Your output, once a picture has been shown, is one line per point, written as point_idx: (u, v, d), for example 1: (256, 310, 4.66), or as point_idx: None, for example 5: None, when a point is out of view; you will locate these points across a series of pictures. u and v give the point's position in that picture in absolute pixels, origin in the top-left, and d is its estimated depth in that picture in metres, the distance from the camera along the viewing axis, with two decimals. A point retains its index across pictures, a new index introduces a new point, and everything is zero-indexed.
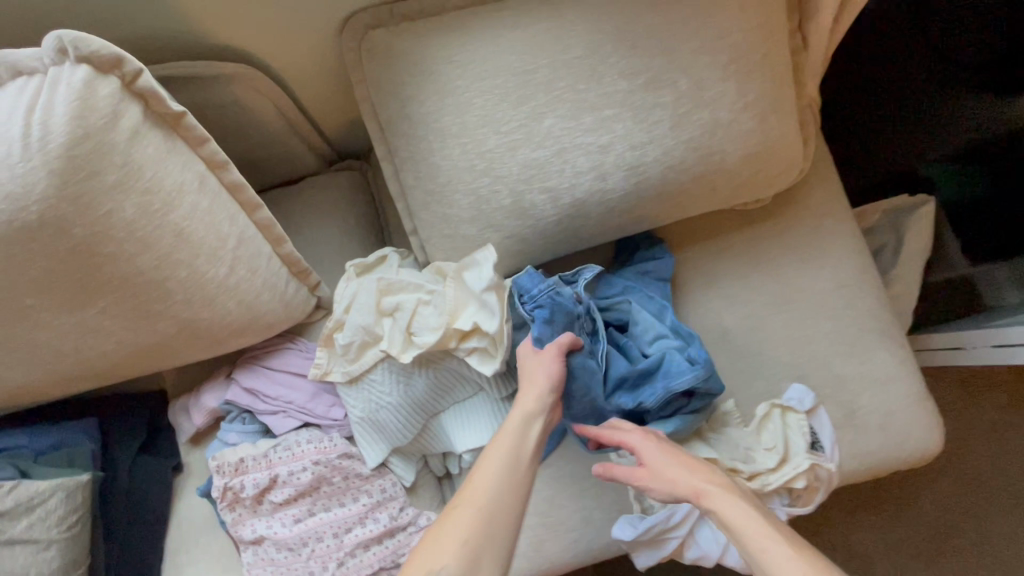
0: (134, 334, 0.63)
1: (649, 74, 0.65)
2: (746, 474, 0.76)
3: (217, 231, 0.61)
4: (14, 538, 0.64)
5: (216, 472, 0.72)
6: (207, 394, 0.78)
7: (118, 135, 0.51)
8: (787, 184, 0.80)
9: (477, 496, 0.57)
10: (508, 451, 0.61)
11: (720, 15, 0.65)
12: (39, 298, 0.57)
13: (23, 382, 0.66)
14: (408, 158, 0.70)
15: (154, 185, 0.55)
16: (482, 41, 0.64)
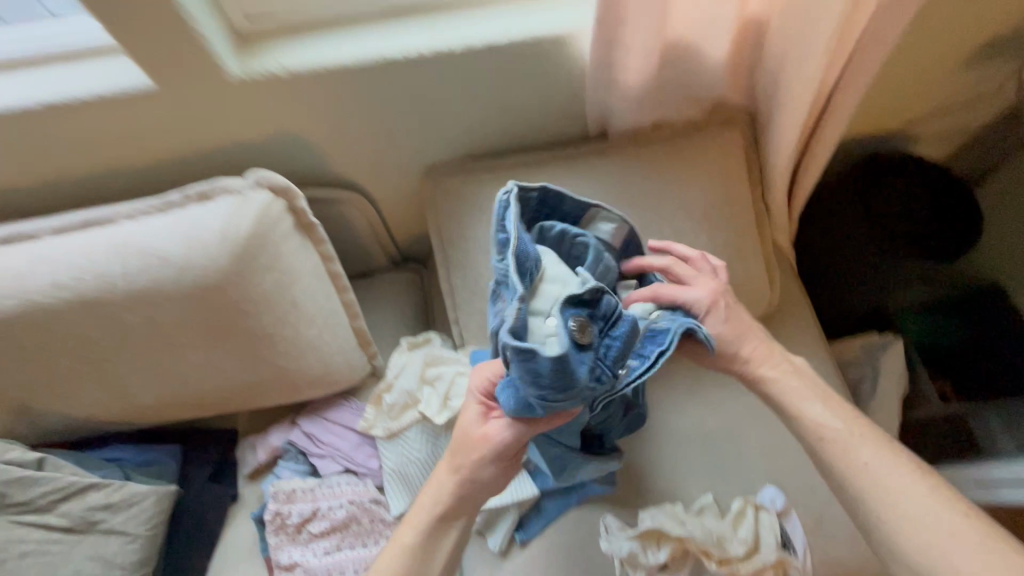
0: (240, 374, 0.85)
1: (640, 222, 0.89)
2: (717, 561, 0.84)
3: (317, 304, 0.84)
4: (110, 528, 0.79)
5: (272, 497, 0.87)
6: (273, 434, 0.95)
7: (275, 235, 0.77)
8: (756, 313, 1.00)
9: (409, 529, 0.69)
10: (430, 517, 0.69)
11: (694, 186, 0.91)
12: (189, 338, 0.79)
13: (149, 403, 0.87)
14: (459, 265, 0.94)
15: (287, 269, 0.80)
16: None
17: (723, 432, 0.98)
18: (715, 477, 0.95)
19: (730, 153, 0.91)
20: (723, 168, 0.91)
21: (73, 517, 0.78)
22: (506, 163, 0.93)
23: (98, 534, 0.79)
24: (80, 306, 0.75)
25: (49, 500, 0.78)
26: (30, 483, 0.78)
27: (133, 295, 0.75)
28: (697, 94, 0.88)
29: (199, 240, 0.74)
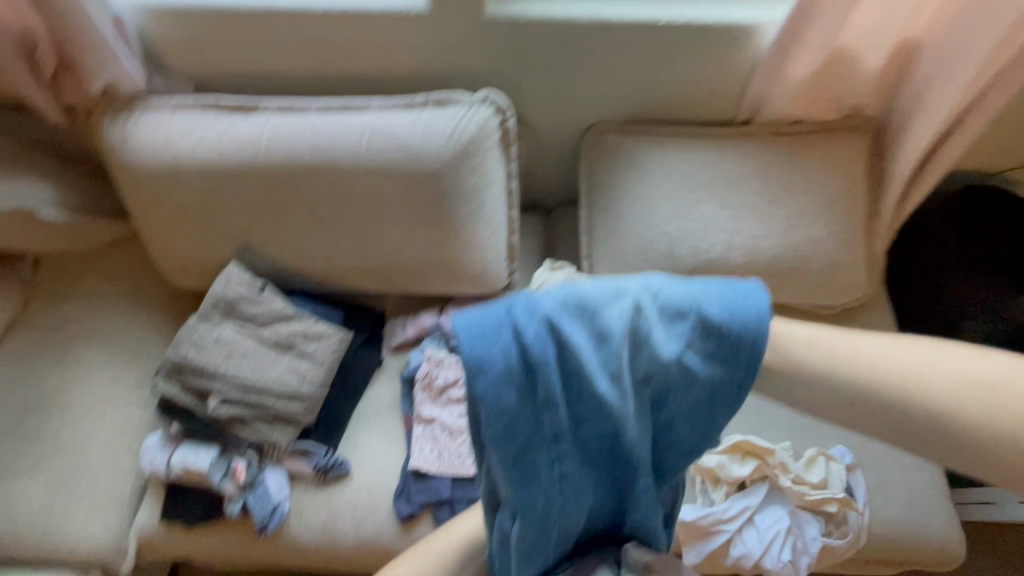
0: (423, 254, 1.03)
1: (771, 198, 1.05)
2: (791, 477, 0.98)
3: (495, 210, 1.03)
4: (302, 353, 0.97)
5: (426, 360, 1.05)
6: (424, 315, 1.14)
7: (487, 143, 0.96)
8: (851, 300, 1.13)
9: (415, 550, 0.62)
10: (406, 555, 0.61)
11: (823, 175, 1.05)
12: (398, 213, 0.98)
13: (344, 265, 1.05)
14: (602, 208, 1.13)
15: (488, 173, 0.98)
16: (673, 154, 1.08)
17: None
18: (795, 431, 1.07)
19: (856, 155, 1.06)
20: (849, 165, 1.06)
21: (279, 336, 0.97)
22: (662, 131, 1.11)
23: (296, 354, 0.97)
24: (327, 169, 0.95)
25: (265, 319, 0.97)
26: (255, 302, 0.97)
27: (370, 168, 0.94)
28: (838, 100, 1.05)
29: (434, 136, 0.93)
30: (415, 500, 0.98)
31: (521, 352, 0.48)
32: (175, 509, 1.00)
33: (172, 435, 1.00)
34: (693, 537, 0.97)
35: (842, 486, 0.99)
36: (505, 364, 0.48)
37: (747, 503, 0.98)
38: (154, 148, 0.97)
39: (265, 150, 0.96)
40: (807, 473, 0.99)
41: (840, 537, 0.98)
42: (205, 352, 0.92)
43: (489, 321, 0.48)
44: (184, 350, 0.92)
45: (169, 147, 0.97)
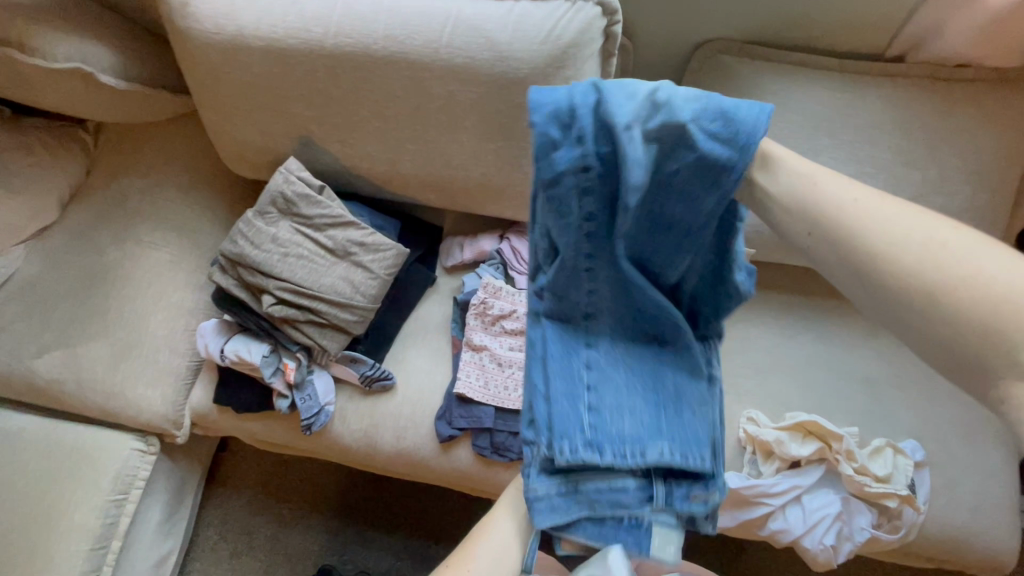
0: (494, 173, 0.94)
1: (909, 156, 0.88)
2: (854, 466, 0.92)
3: None
4: (359, 262, 0.94)
5: (483, 287, 0.99)
6: (484, 239, 1.07)
7: (587, 51, 0.82)
8: None
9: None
10: None
11: (982, 136, 0.87)
12: (474, 123, 0.88)
13: (407, 174, 0.97)
14: None
15: (578, 88, 0.85)
16: (796, 90, 0.91)
17: (883, 382, 1.01)
18: (864, 417, 0.99)
19: None
20: (1018, 125, 0.87)
21: (336, 242, 0.93)
22: (788, 58, 0.94)
23: (351, 263, 0.93)
24: (400, 61, 0.84)
25: (322, 223, 0.92)
26: (314, 203, 0.92)
27: (448, 68, 0.83)
28: None
29: (526, 34, 0.80)
30: (455, 424, 0.97)
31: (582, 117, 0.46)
32: (225, 394, 1.03)
33: (226, 324, 1.01)
34: (731, 503, 0.94)
35: (906, 483, 0.92)
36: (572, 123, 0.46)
37: (797, 482, 0.93)
38: (217, 15, 0.87)
39: (334, 31, 0.85)
40: (871, 463, 0.93)
41: (890, 532, 0.93)
42: (262, 249, 0.89)
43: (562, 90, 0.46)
44: (241, 244, 0.89)
45: (231, 17, 0.87)
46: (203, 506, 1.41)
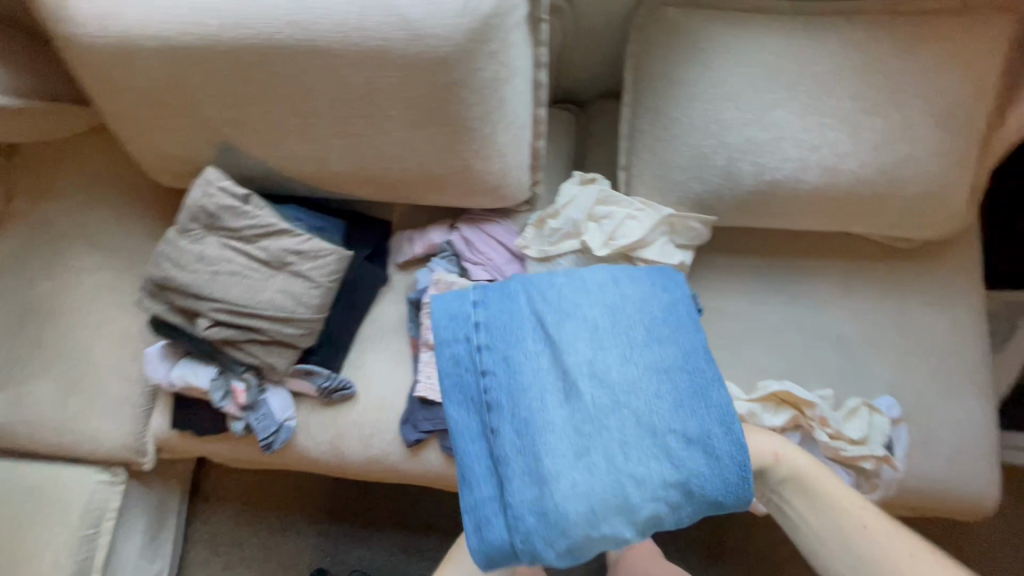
0: (431, 163, 0.87)
1: (872, 103, 0.81)
2: (829, 431, 0.90)
3: (518, 110, 0.84)
4: (298, 272, 0.88)
5: (434, 285, 0.95)
6: (433, 231, 1.01)
7: (511, 20, 0.74)
8: (940, 234, 0.94)
9: None
10: None
11: (947, 74, 0.80)
12: (400, 112, 0.80)
13: (339, 171, 0.90)
14: (650, 109, 0.92)
15: (508, 62, 0.77)
16: (748, 40, 0.84)
17: (857, 340, 0.98)
18: (838, 378, 0.97)
19: (998, 46, 0.80)
20: (985, 57, 0.80)
21: (271, 253, 0.87)
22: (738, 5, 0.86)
23: (290, 274, 0.87)
24: (308, 51, 0.76)
25: (253, 234, 0.86)
26: (241, 214, 0.85)
27: (362, 53, 0.75)
28: None
29: (441, 8, 0.72)
30: (421, 428, 0.95)
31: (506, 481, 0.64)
32: (182, 420, 0.99)
33: (172, 347, 0.95)
34: None
35: (882, 442, 0.91)
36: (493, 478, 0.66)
37: None
38: (100, 15, 0.78)
39: (231, 22, 0.76)
40: (847, 425, 0.92)
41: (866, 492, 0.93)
42: (189, 270, 0.83)
43: (481, 472, 0.67)
44: (165, 267, 0.83)
45: (116, 17, 0.78)
46: (189, 523, 1.39)
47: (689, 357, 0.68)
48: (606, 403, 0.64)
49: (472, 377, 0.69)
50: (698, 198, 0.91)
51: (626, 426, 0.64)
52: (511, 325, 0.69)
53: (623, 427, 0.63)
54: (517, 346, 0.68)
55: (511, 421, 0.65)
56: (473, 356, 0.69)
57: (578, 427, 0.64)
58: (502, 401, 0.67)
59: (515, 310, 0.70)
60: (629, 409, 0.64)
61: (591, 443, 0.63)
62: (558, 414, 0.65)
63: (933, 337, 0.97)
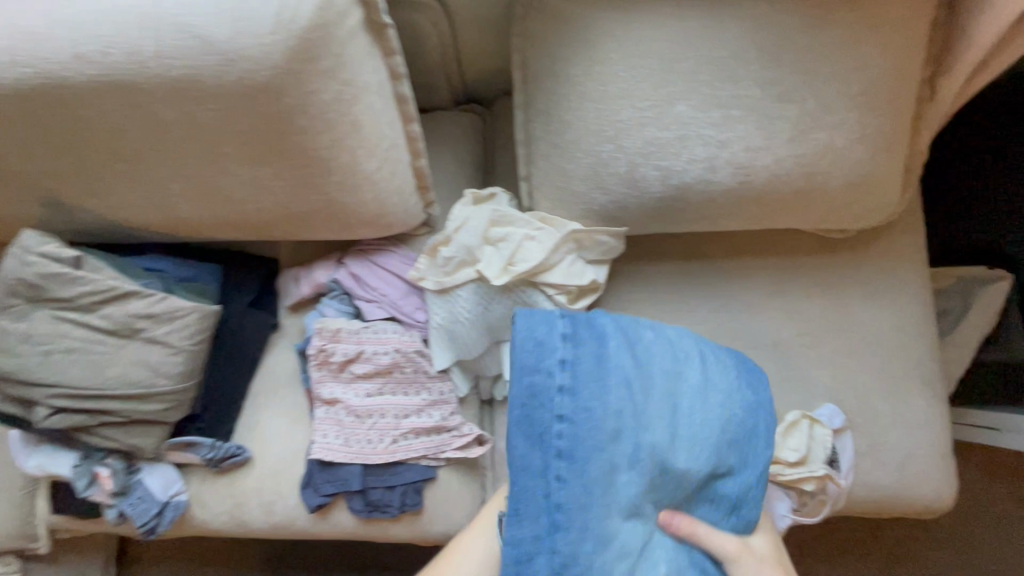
0: (291, 200, 0.75)
1: (782, 88, 0.71)
2: None
3: (380, 131, 0.72)
4: (153, 338, 0.77)
5: (318, 334, 0.83)
6: (318, 269, 0.89)
7: (342, 31, 0.61)
8: (876, 222, 0.85)
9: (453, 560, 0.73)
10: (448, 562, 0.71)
11: (865, 48, 0.70)
12: (235, 148, 0.68)
13: (191, 217, 0.78)
14: (542, 111, 0.81)
15: (351, 79, 0.65)
16: (639, 24, 0.72)
17: (795, 345, 0.90)
18: (777, 388, 0.89)
19: (921, 9, 0.70)
20: (907, 24, 0.70)
21: (116, 321, 0.75)
22: None
23: (143, 341, 0.76)
24: (105, 87, 0.63)
25: (90, 302, 0.74)
26: (72, 280, 0.74)
27: (168, 85, 0.62)
28: None
29: (251, 24, 0.59)
30: (323, 491, 0.85)
31: (563, 531, 0.57)
32: (60, 505, 0.89)
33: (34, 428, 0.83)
34: None
35: (825, 458, 0.84)
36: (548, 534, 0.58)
37: None
38: None
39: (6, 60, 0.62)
40: (785, 441, 0.84)
41: (813, 512, 0.86)
42: (22, 352, 0.73)
43: (541, 525, 0.58)
44: None
45: None
46: None
47: (751, 461, 0.66)
48: (672, 484, 0.62)
49: (548, 417, 0.60)
50: (604, 209, 0.80)
51: (662, 500, 0.62)
52: (598, 373, 0.61)
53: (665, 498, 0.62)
54: (603, 400, 0.60)
55: (584, 476, 0.58)
56: (552, 397, 0.60)
57: (638, 489, 0.60)
58: (571, 458, 0.58)
59: (612, 360, 0.62)
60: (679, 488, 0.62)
61: (642, 504, 0.61)
62: (627, 478, 0.60)
63: (878, 334, 0.89)
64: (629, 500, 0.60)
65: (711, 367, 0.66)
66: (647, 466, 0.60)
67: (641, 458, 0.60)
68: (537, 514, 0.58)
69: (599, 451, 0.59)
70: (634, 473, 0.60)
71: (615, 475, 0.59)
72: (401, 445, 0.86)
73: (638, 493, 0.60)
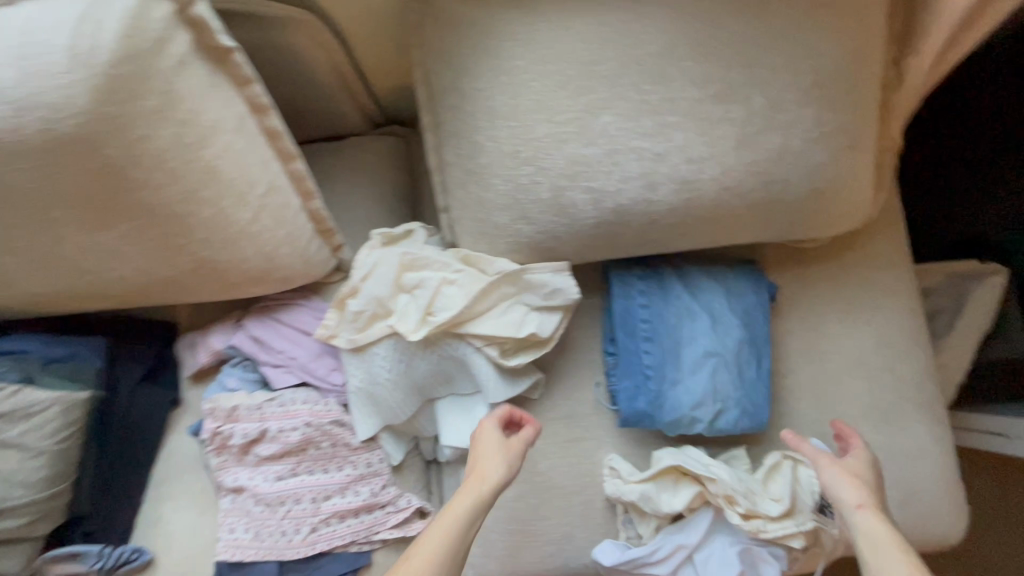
0: (153, 265, 0.62)
1: (721, 86, 0.60)
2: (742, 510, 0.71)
3: (248, 175, 0.60)
4: (7, 442, 0.65)
5: (208, 415, 0.71)
6: (215, 334, 0.77)
7: (164, 62, 0.50)
8: (850, 228, 0.74)
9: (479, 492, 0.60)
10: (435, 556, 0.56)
11: (812, 32, 0.59)
12: (65, 211, 0.56)
13: (38, 294, 0.65)
14: (452, 133, 0.69)
15: (190, 118, 0.53)
16: (546, 24, 0.60)
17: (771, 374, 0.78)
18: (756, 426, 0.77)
19: None
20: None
21: None
22: None
23: None
24: None
25: None
26: None
27: None
28: None
29: (45, 63, 0.47)
30: None
31: (642, 397, 0.72)
32: None
33: None
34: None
35: (813, 504, 0.73)
36: (632, 400, 0.72)
37: (680, 541, 0.74)
38: None
39: None
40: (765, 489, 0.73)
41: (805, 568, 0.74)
42: None
43: (626, 393, 0.72)
44: None
45: None
46: None
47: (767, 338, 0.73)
48: (729, 353, 0.71)
49: (633, 317, 0.73)
50: (534, 241, 0.68)
51: (723, 372, 0.70)
52: (664, 291, 0.73)
53: (733, 366, 0.71)
54: (668, 307, 0.72)
55: (655, 347, 0.72)
56: (634, 309, 0.73)
57: (702, 359, 0.71)
58: (654, 341, 0.72)
59: (664, 271, 0.75)
60: (737, 356, 0.72)
61: (700, 373, 0.70)
62: (688, 357, 0.71)
63: (864, 354, 0.78)
64: (694, 358, 0.70)
65: (742, 276, 0.75)
66: (708, 347, 0.71)
67: (700, 335, 0.71)
68: (625, 390, 0.72)
69: (663, 340, 0.72)
70: (695, 359, 0.71)
71: (680, 356, 0.71)
72: (322, 533, 0.73)
73: (699, 366, 0.71)
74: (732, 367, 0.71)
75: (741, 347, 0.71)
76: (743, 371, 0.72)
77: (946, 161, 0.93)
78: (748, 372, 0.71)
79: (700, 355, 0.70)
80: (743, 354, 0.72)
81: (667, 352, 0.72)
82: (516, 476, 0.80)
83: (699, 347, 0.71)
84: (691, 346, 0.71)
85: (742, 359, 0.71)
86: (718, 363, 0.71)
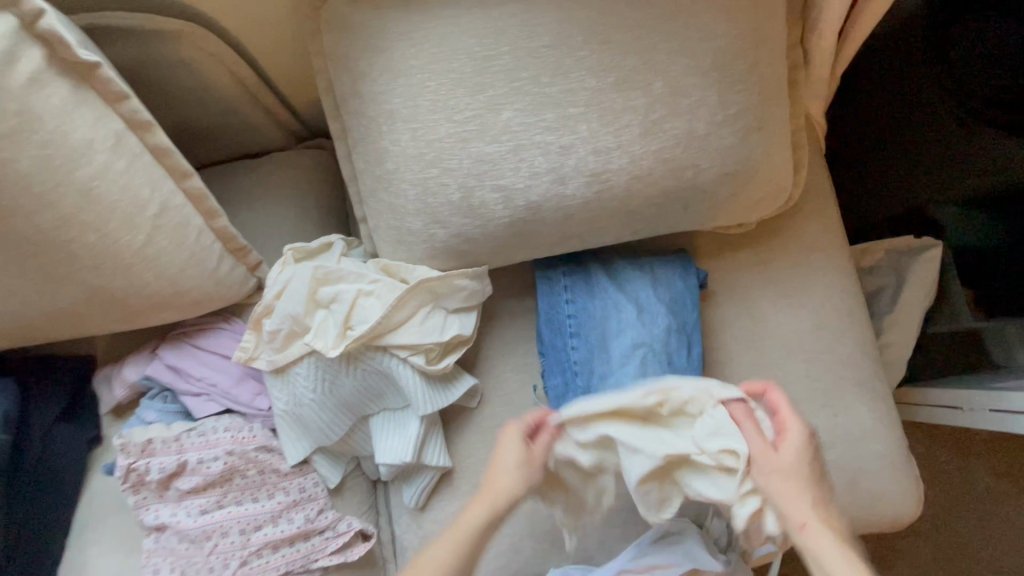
0: (40, 297, 0.59)
1: (620, 74, 0.59)
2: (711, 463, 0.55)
3: (134, 195, 0.57)
4: None
5: (120, 452, 0.67)
6: (129, 366, 0.74)
7: (14, 79, 0.47)
8: (774, 210, 0.73)
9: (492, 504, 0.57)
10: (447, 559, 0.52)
11: (706, 14, 0.58)
12: None
13: None
14: (359, 140, 0.67)
15: (56, 138, 0.51)
16: (437, 21, 0.59)
17: (710, 364, 0.77)
18: None
19: None
20: None
21: None
22: None
23: None
24: None
25: None
26: None
27: None
28: None
29: None
30: None
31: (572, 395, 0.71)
32: None
33: None
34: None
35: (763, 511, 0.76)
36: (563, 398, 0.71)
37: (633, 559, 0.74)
38: None
39: None
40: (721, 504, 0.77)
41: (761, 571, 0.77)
42: None
43: (557, 391, 0.71)
44: None
45: None
46: None
47: (694, 325, 0.72)
48: (656, 344, 0.69)
49: (561, 315, 0.72)
50: (450, 245, 0.66)
51: (651, 365, 0.69)
52: (589, 285, 0.73)
53: (661, 357, 0.70)
54: (593, 301, 0.72)
55: (583, 344, 0.71)
56: (559, 307, 0.73)
57: (629, 353, 0.69)
58: (582, 338, 0.71)
59: (589, 266, 0.74)
60: (667, 348, 0.70)
61: (629, 367, 0.69)
62: (615, 351, 0.69)
63: (801, 336, 0.77)
64: (622, 352, 0.69)
65: (669, 265, 0.74)
66: (635, 340, 0.69)
67: (627, 328, 0.70)
68: (557, 387, 0.72)
69: (591, 336, 0.71)
70: (622, 353, 0.69)
71: (607, 352, 0.70)
72: (254, 566, 0.69)
73: (627, 360, 0.69)
74: (660, 358, 0.70)
75: (669, 337, 0.70)
76: (673, 362, 0.70)
77: (865, 138, 0.96)
78: (677, 363, 0.70)
79: (627, 349, 0.69)
80: (670, 344, 0.70)
81: (594, 347, 0.70)
82: (460, 488, 0.77)
83: (625, 341, 0.70)
84: (618, 340, 0.70)
85: (670, 350, 0.70)
86: (646, 357, 0.69)
